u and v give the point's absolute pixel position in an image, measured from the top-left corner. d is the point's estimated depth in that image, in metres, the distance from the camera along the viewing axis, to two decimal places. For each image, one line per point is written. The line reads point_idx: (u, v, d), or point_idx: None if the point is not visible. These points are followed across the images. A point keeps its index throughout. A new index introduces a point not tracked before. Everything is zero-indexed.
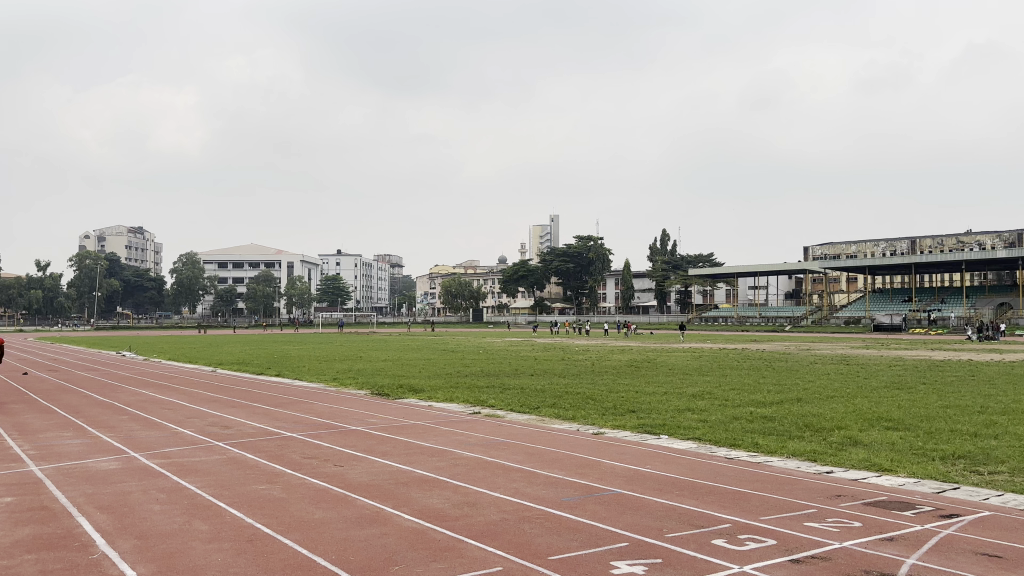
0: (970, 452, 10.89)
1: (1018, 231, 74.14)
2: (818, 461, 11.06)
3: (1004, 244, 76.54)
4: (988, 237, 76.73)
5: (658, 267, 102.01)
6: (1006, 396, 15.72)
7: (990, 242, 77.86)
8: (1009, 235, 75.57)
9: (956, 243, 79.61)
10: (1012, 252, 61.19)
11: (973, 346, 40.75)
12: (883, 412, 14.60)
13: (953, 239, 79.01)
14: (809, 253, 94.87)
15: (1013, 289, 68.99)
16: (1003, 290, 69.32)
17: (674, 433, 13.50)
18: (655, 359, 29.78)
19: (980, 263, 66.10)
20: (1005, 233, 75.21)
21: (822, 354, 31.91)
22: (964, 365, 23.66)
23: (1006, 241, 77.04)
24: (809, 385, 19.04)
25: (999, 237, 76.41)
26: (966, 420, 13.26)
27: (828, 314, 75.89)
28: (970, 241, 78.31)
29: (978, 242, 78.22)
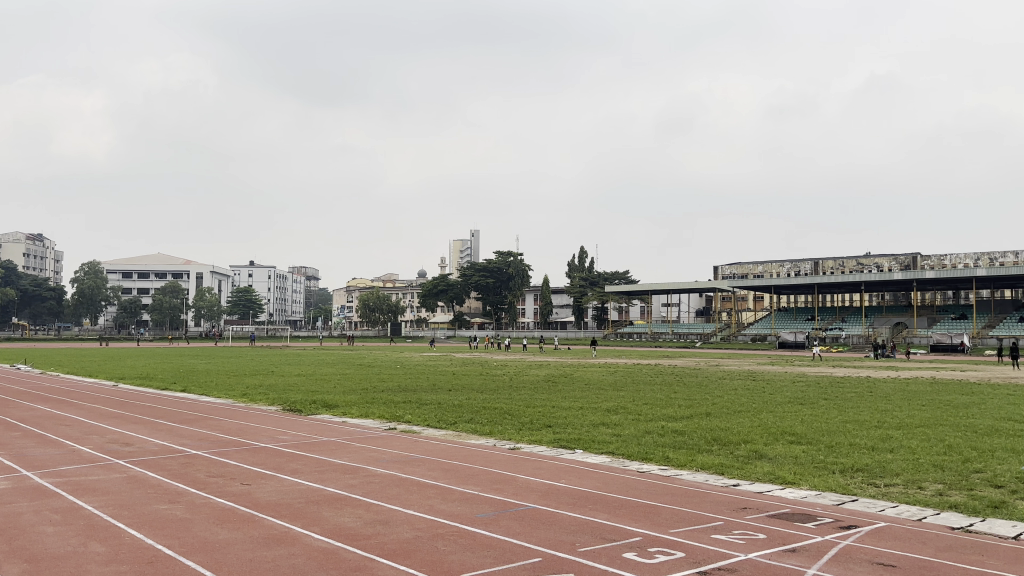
0: (868, 465, 11.39)
1: (913, 254, 78.77)
2: (725, 473, 11.39)
3: (900, 266, 81.13)
4: (886, 260, 81.08)
5: (575, 283, 103.16)
6: (901, 412, 16.52)
7: (887, 264, 82.41)
8: (904, 257, 80.08)
9: (856, 265, 83.82)
10: (906, 274, 64.49)
11: (871, 363, 42.47)
12: (788, 427, 15.08)
13: (853, 260, 83.18)
14: (718, 272, 97.88)
15: (908, 309, 72.83)
16: (899, 310, 72.74)
17: (589, 447, 13.64)
18: (573, 374, 30.12)
19: (878, 284, 69.55)
20: (901, 256, 79.82)
21: (730, 369, 33.21)
22: (862, 382, 24.73)
23: (902, 263, 81.66)
24: (717, 401, 19.48)
25: (895, 260, 80.95)
26: (863, 434, 13.90)
27: (736, 330, 78.20)
28: (869, 263, 82.69)
29: (876, 264, 82.68)
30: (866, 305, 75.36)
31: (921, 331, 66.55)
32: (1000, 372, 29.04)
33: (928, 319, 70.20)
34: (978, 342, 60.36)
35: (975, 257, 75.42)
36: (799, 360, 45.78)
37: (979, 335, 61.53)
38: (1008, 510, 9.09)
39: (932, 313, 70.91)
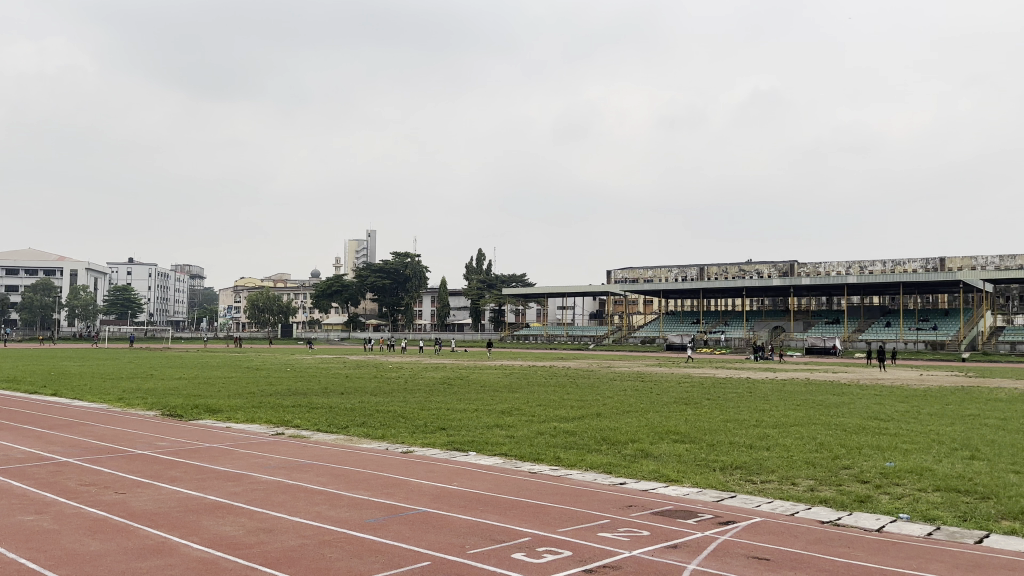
0: (746, 463, 11.92)
1: (790, 262, 83.06)
2: (612, 472, 11.68)
3: (779, 272, 85.41)
4: (766, 266, 85.19)
5: (472, 285, 103.18)
6: (779, 410, 17.38)
7: (767, 271, 86.66)
8: (783, 265, 84.32)
9: (739, 271, 87.67)
10: (785, 280, 67.78)
11: (749, 364, 44.59)
12: (673, 426, 15.64)
13: (736, 267, 87.02)
14: (611, 276, 100.26)
15: (785, 313, 76.66)
16: (777, 315, 76.58)
17: (482, 449, 13.69)
18: (468, 376, 30.18)
19: (759, 289, 72.92)
20: (779, 263, 84.04)
21: (621, 371, 34.08)
22: (742, 382, 25.92)
23: (781, 270, 85.98)
24: (607, 401, 19.96)
25: (774, 267, 85.15)
26: (742, 433, 14.54)
27: (627, 333, 80.39)
28: (751, 269, 86.68)
29: (757, 271, 86.73)
30: (747, 309, 78.88)
31: (798, 334, 70.26)
32: (866, 374, 30.95)
33: (803, 323, 74.25)
34: (849, 345, 64.28)
35: (846, 265, 80.33)
36: (686, 363, 47.45)
37: (850, 338, 65.59)
38: (872, 504, 9.72)
39: (807, 318, 75.02)
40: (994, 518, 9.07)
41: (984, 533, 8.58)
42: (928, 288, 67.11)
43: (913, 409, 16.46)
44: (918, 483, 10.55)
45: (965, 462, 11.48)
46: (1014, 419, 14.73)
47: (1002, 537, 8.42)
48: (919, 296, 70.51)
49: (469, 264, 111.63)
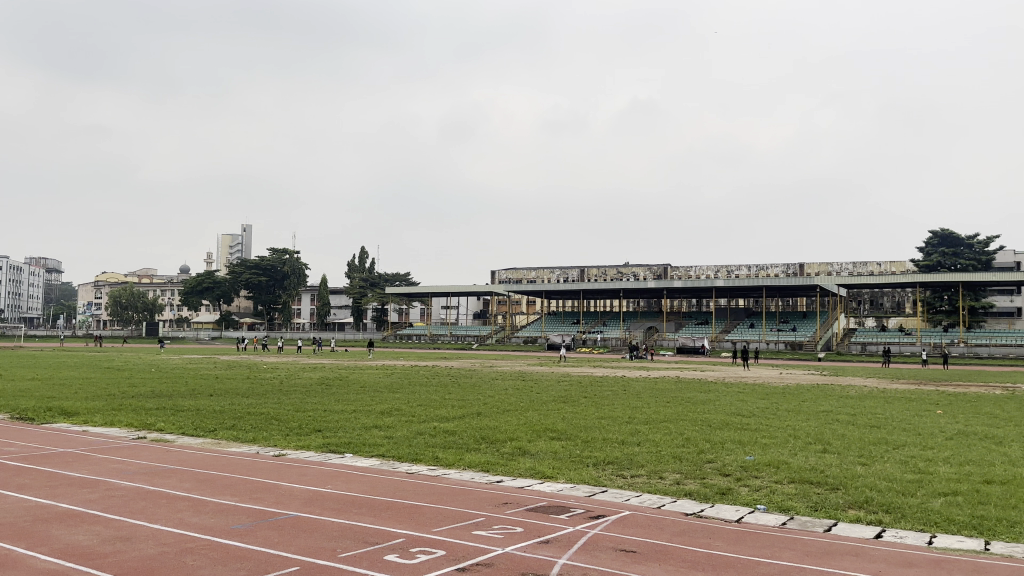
0: (617, 458, 12.28)
1: (664, 265, 86.41)
2: (489, 471, 11.75)
3: (654, 275, 88.66)
4: (642, 269, 88.21)
5: (353, 284, 101.49)
6: (651, 408, 17.99)
7: (643, 274, 89.76)
8: (657, 268, 87.50)
9: (617, 273, 90.35)
10: (659, 282, 70.38)
11: (626, 364, 45.97)
12: (550, 424, 15.90)
13: (614, 269, 89.60)
14: (494, 276, 101.10)
15: (659, 314, 79.56)
16: (652, 316, 79.51)
17: (358, 451, 13.49)
18: (348, 376, 29.70)
19: (635, 291, 75.31)
20: (655, 266, 87.27)
21: (500, 370, 34.45)
22: (617, 381, 26.71)
23: (656, 273, 89.25)
24: (487, 401, 20.11)
25: (650, 270, 88.34)
26: (616, 429, 14.96)
27: (509, 333, 81.20)
28: (628, 272, 89.52)
29: (634, 273, 89.68)
30: (624, 310, 81.39)
31: (670, 335, 73.09)
32: (732, 373, 32.43)
33: (675, 323, 77.39)
34: (717, 345, 67.38)
35: (716, 268, 84.28)
36: (565, 362, 48.50)
37: (718, 338, 68.86)
38: (732, 496, 10.23)
39: (680, 318, 78.22)
40: (841, 507, 9.73)
41: (832, 521, 9.21)
42: (789, 292, 71.29)
43: (773, 405, 17.46)
44: (775, 475, 11.19)
45: (819, 455, 12.27)
46: (861, 414, 15.90)
47: (848, 525, 9.06)
48: (781, 299, 74.76)
49: (350, 262, 109.75)
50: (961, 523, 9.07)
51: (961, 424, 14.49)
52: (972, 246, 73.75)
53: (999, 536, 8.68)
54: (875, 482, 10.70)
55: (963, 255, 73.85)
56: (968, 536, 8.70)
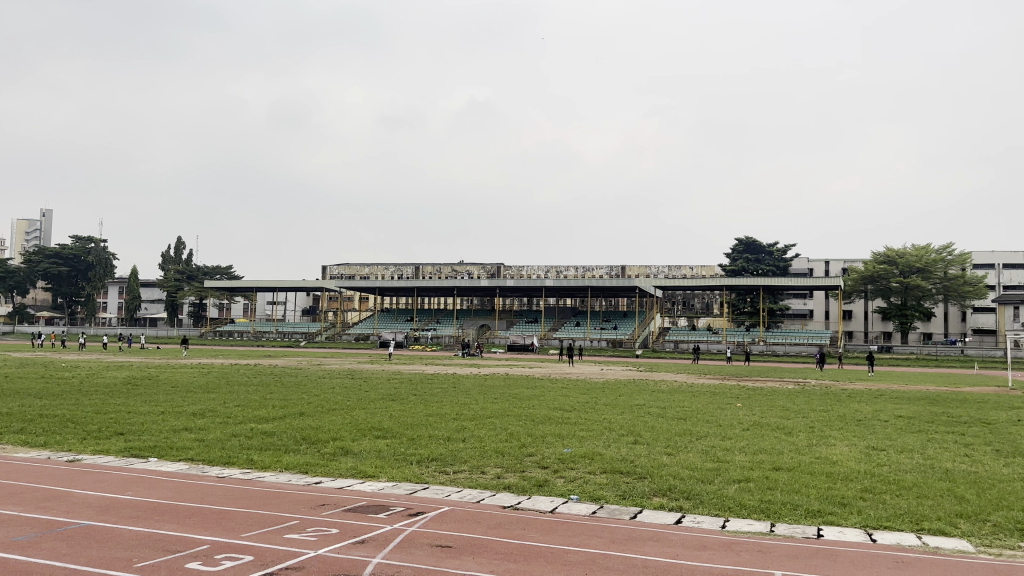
0: (441, 455, 12.30)
1: (497, 264, 88.03)
2: (308, 472, 11.38)
3: (487, 274, 90.08)
4: (476, 268, 89.32)
5: (169, 276, 95.29)
6: (478, 404, 18.17)
7: (476, 272, 90.90)
8: (490, 266, 88.86)
9: (451, 271, 90.92)
10: (491, 281, 71.45)
11: (456, 362, 46.16)
12: (375, 422, 15.65)
13: (448, 267, 90.16)
14: (326, 272, 98.70)
15: (491, 312, 80.81)
16: (484, 314, 80.64)
17: (166, 454, 12.66)
18: (157, 376, 27.69)
19: (468, 289, 75.98)
20: (488, 265, 88.69)
21: (325, 369, 33.41)
22: (448, 378, 26.85)
23: (489, 272, 90.65)
24: (312, 400, 19.57)
25: (483, 269, 89.65)
26: (441, 427, 14.98)
27: (339, 330, 79.47)
28: (462, 270, 90.38)
29: (467, 272, 90.64)
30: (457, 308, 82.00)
31: (501, 333, 74.41)
32: (559, 369, 33.53)
33: (506, 321, 78.94)
34: (545, 343, 69.44)
35: (546, 269, 86.81)
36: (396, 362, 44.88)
37: (546, 336, 70.86)
38: (549, 488, 10.52)
39: (511, 317, 79.80)
40: (647, 496, 10.27)
41: (638, 509, 9.69)
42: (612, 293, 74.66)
43: (596, 400, 18.16)
44: (590, 466, 11.64)
45: (631, 446, 12.89)
46: (671, 407, 16.89)
47: (653, 512, 9.57)
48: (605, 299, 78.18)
49: (166, 253, 103.15)
50: (751, 508, 9.82)
51: (757, 416, 15.78)
52: (773, 253, 80.36)
53: (783, 519, 9.49)
54: (680, 470, 11.39)
55: (765, 261, 80.43)
56: (757, 519, 9.45)
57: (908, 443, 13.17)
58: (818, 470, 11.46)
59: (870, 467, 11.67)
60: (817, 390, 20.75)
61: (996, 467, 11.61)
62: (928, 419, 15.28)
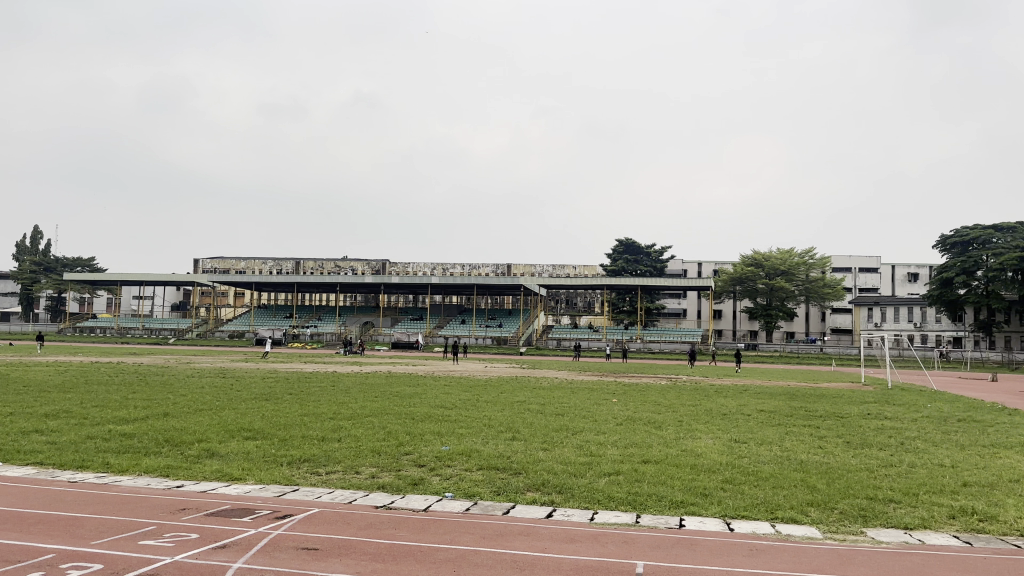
0: (314, 455, 12.03)
1: (382, 261, 87.10)
2: (169, 476, 10.87)
3: (371, 270, 88.95)
4: (359, 264, 88.03)
5: (23, 268, 88.86)
6: (355, 403, 17.89)
7: (360, 268, 89.58)
8: (375, 262, 87.70)
9: (333, 267, 89.24)
10: (374, 278, 70.47)
11: (334, 359, 45.31)
12: (245, 423, 15.13)
13: (331, 262, 88.52)
14: (199, 265, 94.69)
15: (375, 309, 79.80)
16: (367, 310, 79.50)
17: (10, 459, 11.79)
18: (3, 374, 25.68)
19: (351, 286, 74.70)
20: (372, 261, 87.63)
21: (194, 367, 31.99)
22: (326, 376, 26.31)
23: (373, 268, 89.51)
24: (179, 399, 18.72)
25: (367, 265, 88.46)
26: (316, 426, 14.65)
27: (213, 327, 76.42)
28: (345, 266, 88.91)
29: (351, 267, 89.20)
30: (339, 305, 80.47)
31: (385, 330, 73.65)
32: (441, 366, 33.54)
33: (391, 319, 78.12)
34: (429, 340, 69.33)
35: (432, 266, 86.54)
36: (275, 362, 41.34)
37: (430, 334, 70.63)
38: (424, 486, 10.47)
39: (395, 314, 79.04)
40: (520, 490, 10.40)
41: (510, 504, 9.80)
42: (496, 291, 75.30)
43: (476, 397, 18.27)
44: (466, 464, 11.67)
45: (508, 442, 13.03)
46: (550, 403, 17.18)
47: (525, 507, 9.70)
48: (490, 297, 78.70)
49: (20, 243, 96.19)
50: (619, 499, 10.13)
51: (630, 411, 16.28)
52: (650, 254, 83.09)
53: (648, 510, 9.82)
54: (553, 465, 11.60)
55: (643, 262, 83.23)
56: (624, 511, 9.74)
57: (768, 436, 13.92)
58: (684, 462, 11.93)
59: (732, 459, 12.24)
60: (688, 385, 21.67)
61: (844, 457, 12.44)
62: (787, 413, 16.19)
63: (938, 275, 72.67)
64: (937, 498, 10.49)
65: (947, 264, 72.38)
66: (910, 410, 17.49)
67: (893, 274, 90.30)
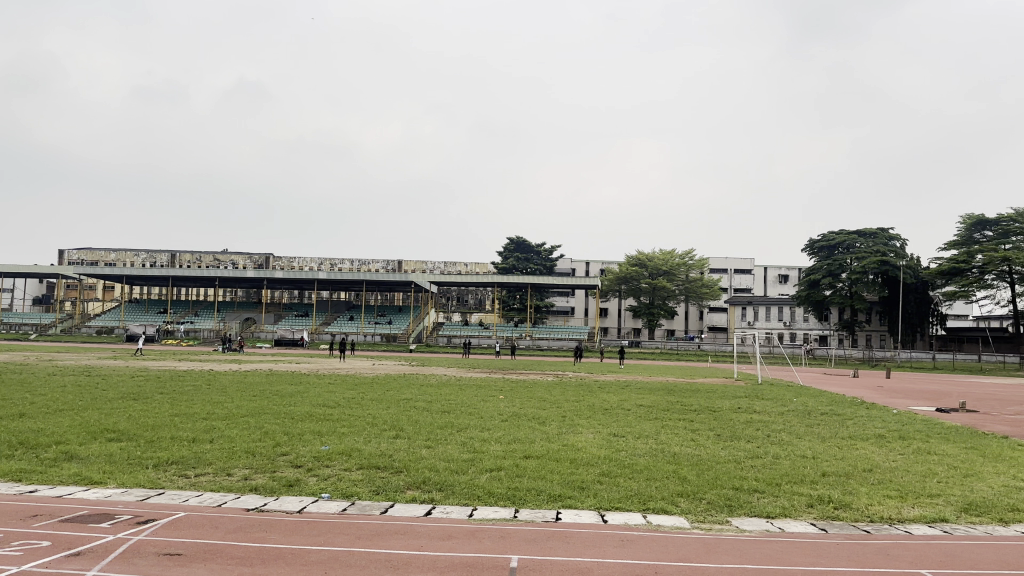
0: (183, 457, 11.55)
1: (266, 255, 84.80)
2: (22, 481, 10.20)
3: (254, 264, 86.40)
4: (241, 258, 85.34)
5: None
6: (230, 403, 17.31)
7: (242, 262, 86.81)
8: (258, 257, 85.21)
9: (213, 260, 86.14)
10: (257, 272, 68.36)
11: (209, 357, 43.69)
12: (110, 424, 14.36)
13: (210, 256, 85.43)
14: (63, 256, 89.31)
15: (258, 305, 77.45)
16: (248, 306, 77.01)
17: None
18: None
19: (231, 280, 72.20)
20: (255, 255, 85.16)
21: (55, 365, 30.17)
22: (200, 374, 25.36)
23: (255, 262, 86.98)
24: (36, 399, 17.59)
25: (249, 258, 85.88)
26: (187, 427, 14.07)
27: (79, 322, 72.22)
28: (225, 259, 86.00)
29: (232, 261, 86.37)
30: (218, 300, 77.58)
31: (267, 326, 71.67)
32: (324, 364, 32.91)
33: (273, 315, 76.05)
34: (315, 337, 68.01)
35: (319, 261, 84.82)
36: (144, 358, 40.52)
37: (315, 330, 69.23)
38: (299, 487, 10.24)
39: (278, 310, 77.00)
40: (400, 489, 10.33)
41: (388, 503, 9.72)
42: (385, 288, 74.58)
43: (358, 395, 18.03)
44: (345, 463, 11.50)
45: (390, 441, 12.93)
46: (436, 401, 17.12)
47: (403, 506, 9.64)
48: (379, 293, 77.83)
49: None
50: (498, 495, 10.22)
51: (515, 407, 16.46)
52: (540, 253, 84.28)
53: (526, 505, 9.94)
54: (435, 462, 11.60)
55: (533, 260, 84.28)
56: (503, 506, 9.84)
57: (645, 430, 14.38)
58: (564, 457, 12.17)
59: (611, 452, 12.59)
60: (572, 381, 22.17)
61: (715, 449, 13.00)
62: (665, 408, 16.77)
63: (806, 276, 77.00)
64: (798, 487, 11.11)
65: (815, 266, 76.85)
66: (777, 404, 18.47)
67: (766, 275, 95.15)
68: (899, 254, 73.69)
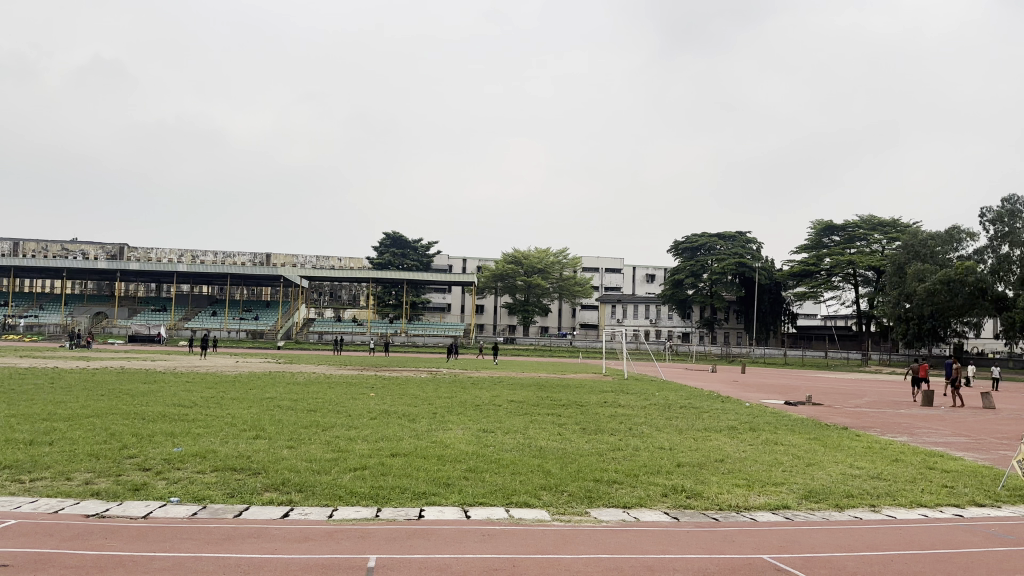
0: (18, 462, 10.74)
1: (121, 245, 80.24)
2: None
3: (106, 255, 81.55)
4: (92, 248, 80.36)
5: None
6: (74, 402, 16.27)
7: (93, 252, 81.74)
8: (112, 247, 80.47)
9: (61, 250, 80.68)
10: (109, 263, 64.59)
11: (55, 354, 41.12)
12: None
13: (58, 246, 79.96)
14: None
15: (110, 298, 73.09)
16: (99, 299, 72.44)
17: None
18: None
19: (80, 272, 67.80)
20: (109, 246, 80.42)
21: None
22: (39, 373, 23.70)
23: (108, 253, 82.13)
24: None
25: (101, 249, 81.03)
26: (24, 428, 13.10)
27: None
28: (74, 249, 80.71)
29: (82, 251, 81.18)
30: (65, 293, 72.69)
31: (120, 322, 67.80)
32: (181, 361, 31.45)
33: (127, 310, 72.03)
34: (173, 333, 65.03)
35: (179, 253, 81.08)
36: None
37: (175, 326, 66.17)
38: (147, 490, 9.74)
39: (133, 305, 73.02)
40: (257, 491, 10.02)
41: (243, 506, 9.39)
42: (252, 282, 72.17)
43: (218, 394, 17.37)
44: (200, 465, 11.05)
45: (249, 441, 12.50)
46: (302, 399, 16.72)
47: (259, 508, 9.35)
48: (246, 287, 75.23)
49: None
50: (360, 494, 10.07)
51: (385, 404, 16.29)
52: (417, 249, 83.91)
53: (389, 503, 9.86)
54: (295, 463, 11.30)
55: (410, 256, 83.76)
56: (365, 505, 9.71)
57: (513, 425, 14.55)
58: (431, 454, 12.14)
59: (478, 448, 12.67)
60: (441, 378, 22.25)
61: (579, 443, 13.33)
62: (535, 403, 17.05)
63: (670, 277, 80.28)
64: (654, 478, 11.55)
65: (680, 266, 80.06)
66: (640, 398, 19.16)
67: (635, 274, 98.55)
68: (756, 256, 77.85)
